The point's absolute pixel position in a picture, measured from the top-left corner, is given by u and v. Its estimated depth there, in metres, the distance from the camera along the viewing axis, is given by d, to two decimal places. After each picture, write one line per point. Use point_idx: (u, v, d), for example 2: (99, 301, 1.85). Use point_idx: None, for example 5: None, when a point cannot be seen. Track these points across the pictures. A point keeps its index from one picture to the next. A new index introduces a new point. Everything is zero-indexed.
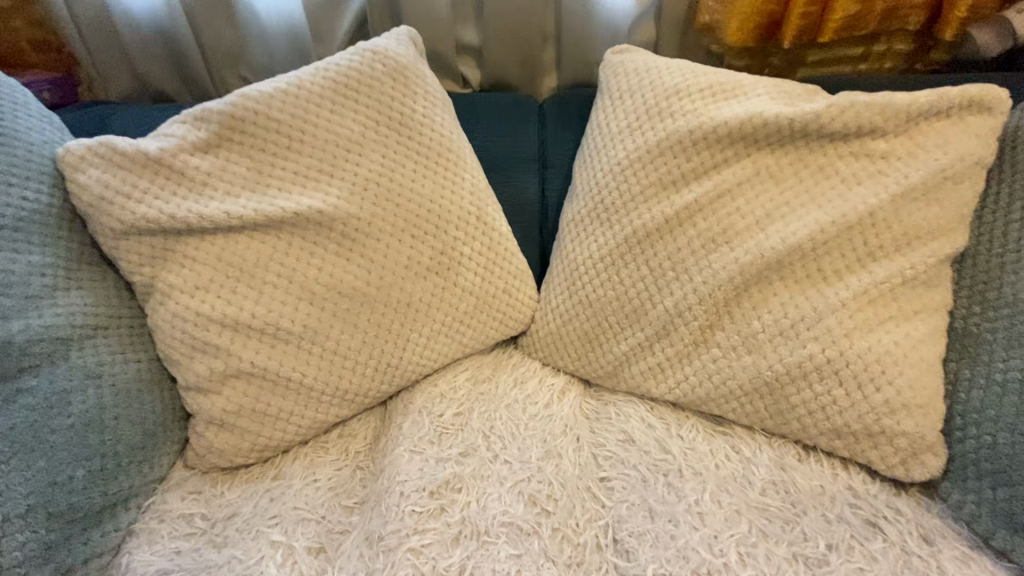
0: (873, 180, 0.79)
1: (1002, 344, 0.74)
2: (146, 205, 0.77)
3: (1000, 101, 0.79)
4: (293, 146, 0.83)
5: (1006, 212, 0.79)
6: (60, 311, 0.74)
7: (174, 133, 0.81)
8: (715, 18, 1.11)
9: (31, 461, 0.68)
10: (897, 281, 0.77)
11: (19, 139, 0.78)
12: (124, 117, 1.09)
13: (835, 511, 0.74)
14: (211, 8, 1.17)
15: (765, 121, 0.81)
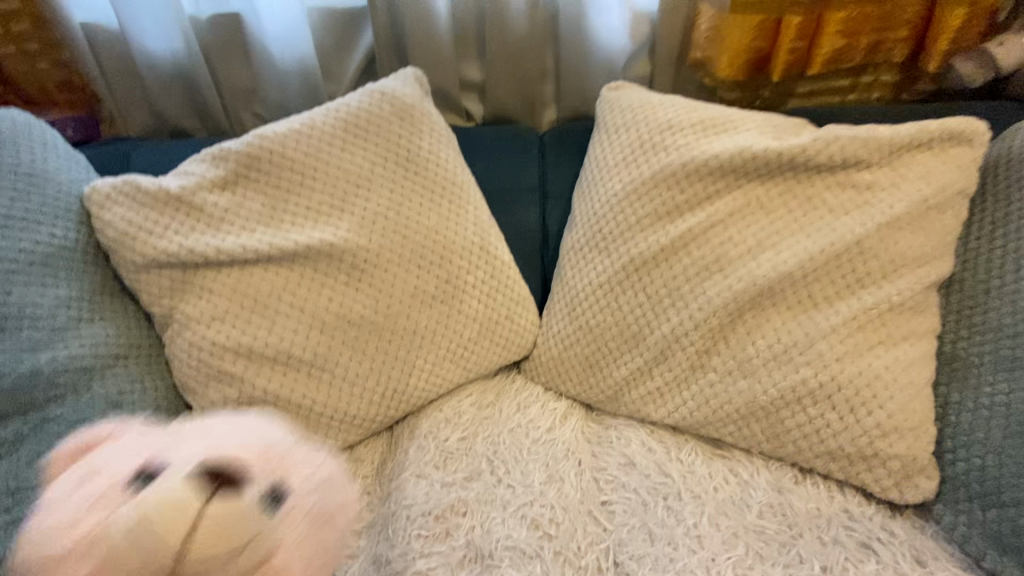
0: (859, 210, 0.82)
1: (988, 367, 0.76)
2: (167, 240, 0.82)
3: (979, 134, 0.83)
4: (305, 183, 0.87)
5: (989, 239, 0.82)
6: (84, 341, 0.77)
7: (193, 171, 0.86)
8: (707, 54, 1.16)
9: None
10: (885, 307, 0.79)
11: (49, 180, 0.82)
12: (143, 152, 1.15)
13: (830, 533, 0.76)
14: (229, 49, 1.24)
15: (754, 155, 0.85)
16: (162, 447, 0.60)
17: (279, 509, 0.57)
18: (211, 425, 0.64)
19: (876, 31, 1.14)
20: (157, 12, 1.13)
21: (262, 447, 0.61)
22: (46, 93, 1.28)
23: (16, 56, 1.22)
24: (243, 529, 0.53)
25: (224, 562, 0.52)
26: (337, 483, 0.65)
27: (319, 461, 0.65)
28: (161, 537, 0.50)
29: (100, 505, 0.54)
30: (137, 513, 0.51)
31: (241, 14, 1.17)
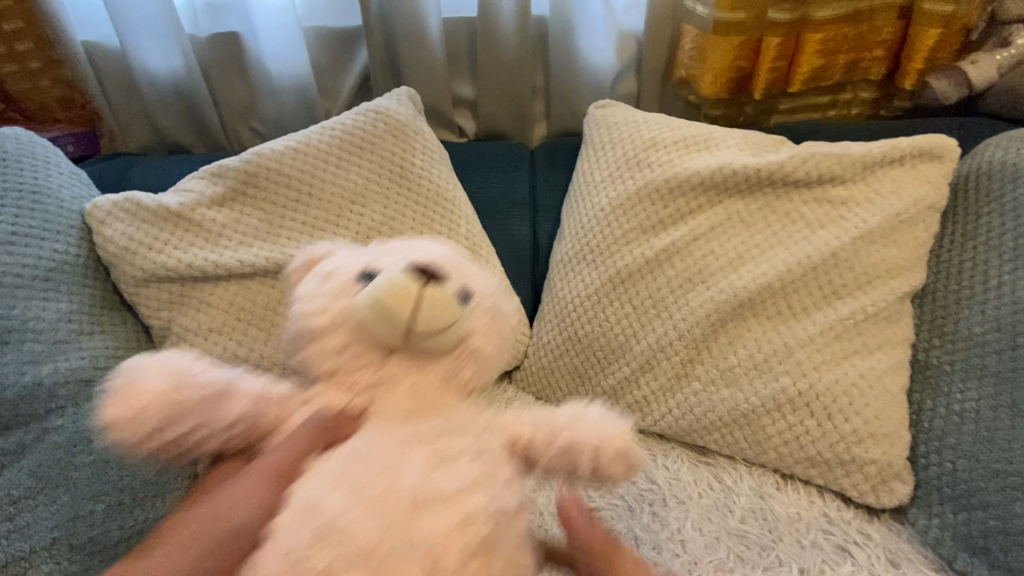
0: (835, 224, 0.86)
1: (959, 375, 0.80)
2: (166, 255, 0.84)
3: (948, 151, 0.87)
4: (301, 199, 0.90)
5: (960, 251, 0.85)
6: (84, 354, 0.79)
7: (192, 188, 0.89)
8: (691, 72, 1.21)
9: (56, 495, 0.72)
10: (861, 317, 0.83)
11: (52, 197, 0.85)
12: (142, 168, 1.17)
13: (809, 537, 0.78)
14: (228, 68, 1.28)
15: (734, 171, 0.89)
16: (367, 255, 0.63)
17: (476, 301, 0.60)
18: (391, 246, 0.65)
19: (853, 50, 1.18)
20: (160, 33, 1.16)
21: (448, 258, 0.62)
22: (47, 110, 1.30)
23: (19, 74, 1.24)
24: (452, 305, 0.56)
25: (437, 334, 0.56)
26: (503, 298, 0.66)
27: (491, 274, 0.67)
28: (396, 316, 0.55)
29: (333, 294, 0.59)
30: (367, 303, 0.56)
31: (241, 35, 1.21)
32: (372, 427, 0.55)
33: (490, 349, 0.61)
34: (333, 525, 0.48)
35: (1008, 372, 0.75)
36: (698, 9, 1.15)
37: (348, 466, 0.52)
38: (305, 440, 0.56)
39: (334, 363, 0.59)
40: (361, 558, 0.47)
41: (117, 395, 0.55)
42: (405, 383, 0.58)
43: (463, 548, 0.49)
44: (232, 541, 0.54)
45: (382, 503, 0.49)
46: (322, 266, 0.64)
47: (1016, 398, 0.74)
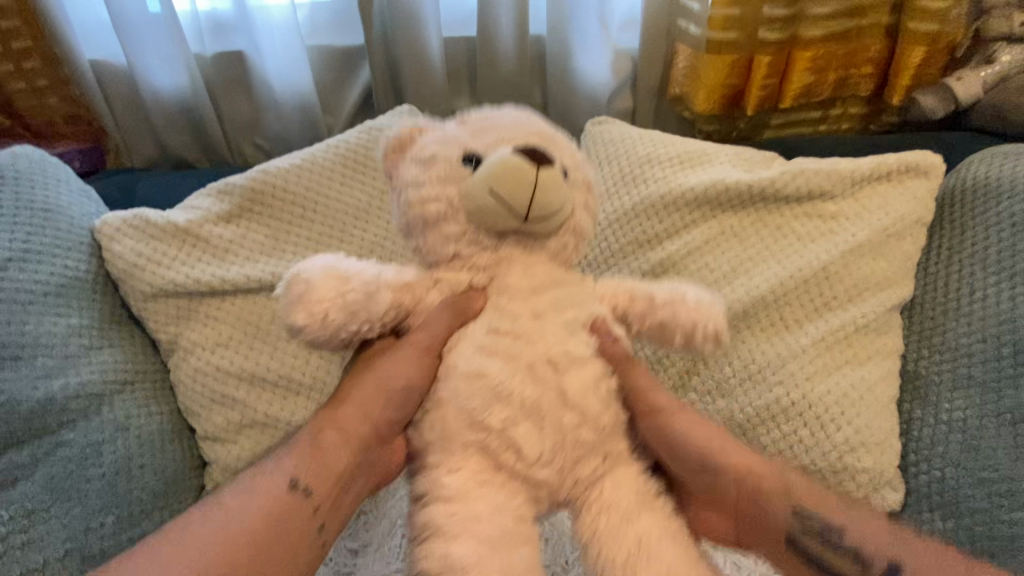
0: (825, 238, 0.89)
1: (948, 385, 0.82)
2: (174, 270, 0.86)
3: (933, 167, 0.90)
4: (306, 215, 0.93)
5: (947, 263, 0.88)
6: (94, 368, 0.81)
7: (199, 206, 0.92)
8: (684, 90, 1.25)
9: (67, 508, 0.74)
10: (852, 329, 0.85)
11: (63, 215, 0.87)
12: (148, 183, 1.19)
13: None
14: (234, 86, 1.31)
15: (727, 188, 0.91)
16: (465, 134, 0.65)
17: (571, 178, 0.66)
18: (478, 120, 0.67)
19: (842, 67, 1.22)
20: (165, 49, 1.18)
21: (536, 134, 0.66)
22: (54, 126, 1.32)
23: (26, 91, 1.27)
24: (560, 185, 0.61)
25: (544, 217, 0.61)
26: (584, 162, 0.71)
27: (570, 140, 0.71)
28: (513, 202, 0.59)
29: (441, 180, 0.62)
30: (483, 189, 0.59)
31: (246, 54, 1.23)
32: (503, 299, 0.63)
33: (588, 218, 0.68)
34: (502, 392, 0.58)
35: (993, 382, 0.78)
36: (691, 29, 1.19)
37: (496, 339, 0.61)
38: (450, 322, 0.63)
39: (459, 245, 0.64)
40: (529, 411, 0.58)
41: (289, 295, 0.62)
42: (524, 258, 0.65)
43: (598, 398, 0.61)
44: (403, 408, 0.65)
45: (531, 366, 0.59)
46: (418, 150, 0.66)
47: (1002, 407, 0.76)
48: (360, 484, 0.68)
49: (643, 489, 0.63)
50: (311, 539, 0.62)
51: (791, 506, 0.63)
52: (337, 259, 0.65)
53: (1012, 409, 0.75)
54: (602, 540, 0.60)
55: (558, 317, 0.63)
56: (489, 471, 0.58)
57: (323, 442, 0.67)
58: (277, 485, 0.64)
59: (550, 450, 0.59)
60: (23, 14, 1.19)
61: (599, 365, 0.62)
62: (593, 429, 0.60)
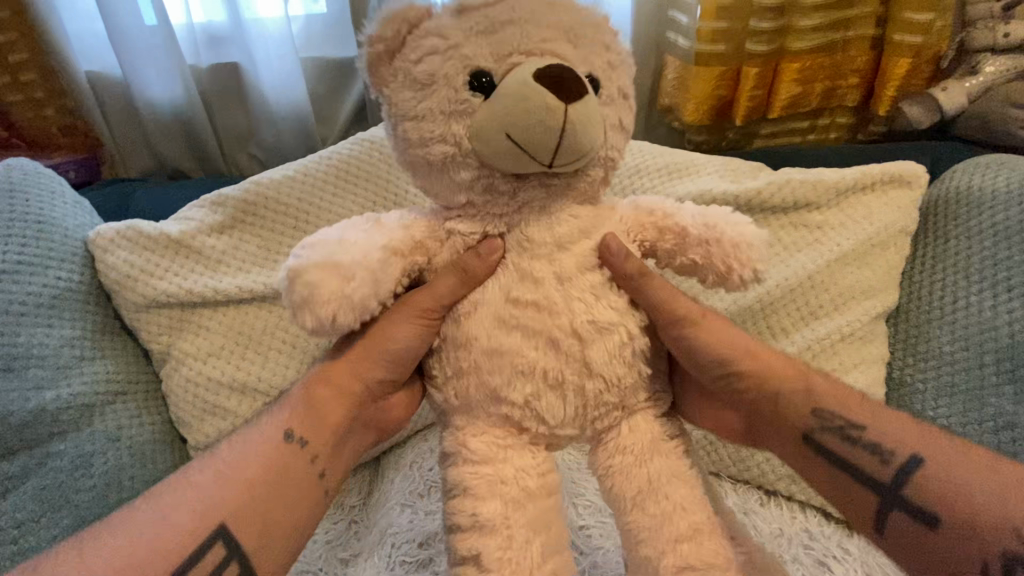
0: (811, 247, 0.90)
1: (932, 392, 0.84)
2: (167, 281, 0.87)
3: (916, 177, 0.92)
4: (298, 226, 0.93)
5: (931, 272, 0.89)
6: (86, 379, 0.82)
7: (192, 216, 0.92)
8: (674, 101, 1.27)
9: (58, 519, 0.74)
10: (838, 337, 0.88)
11: (57, 225, 0.87)
12: (144, 194, 1.19)
13: (790, 551, 0.82)
14: (229, 97, 1.32)
15: (715, 198, 0.92)
16: (471, 33, 0.53)
17: (603, 92, 0.56)
18: (485, 7, 0.54)
19: (829, 78, 1.24)
20: (162, 60, 1.19)
21: (561, 30, 0.54)
22: (50, 136, 1.32)
23: (23, 103, 1.28)
24: (593, 116, 0.52)
25: (573, 155, 0.53)
26: (620, 55, 0.59)
27: (603, 21, 0.58)
28: (535, 150, 0.52)
29: (446, 115, 0.53)
30: (498, 134, 0.51)
31: (242, 66, 1.24)
32: (525, 256, 0.58)
33: (625, 135, 0.59)
34: (527, 369, 0.55)
35: (976, 390, 0.80)
36: (679, 41, 1.22)
37: (516, 310, 0.56)
38: (458, 287, 0.58)
39: (474, 193, 0.57)
40: (552, 384, 0.56)
41: (291, 294, 0.54)
42: (550, 203, 0.58)
43: (622, 363, 0.57)
44: (406, 366, 0.64)
45: (552, 334, 0.55)
46: (409, 57, 0.54)
47: (984, 415, 0.79)
48: (357, 437, 0.70)
49: (662, 432, 0.61)
50: (315, 484, 0.63)
51: (812, 408, 0.61)
52: (333, 237, 0.57)
53: (995, 416, 0.78)
54: (620, 479, 0.59)
55: (586, 282, 0.57)
56: (512, 433, 0.58)
57: (316, 394, 0.66)
58: (272, 439, 0.63)
59: (570, 418, 0.58)
60: (23, 29, 1.21)
61: (630, 327, 0.58)
62: (617, 396, 0.58)
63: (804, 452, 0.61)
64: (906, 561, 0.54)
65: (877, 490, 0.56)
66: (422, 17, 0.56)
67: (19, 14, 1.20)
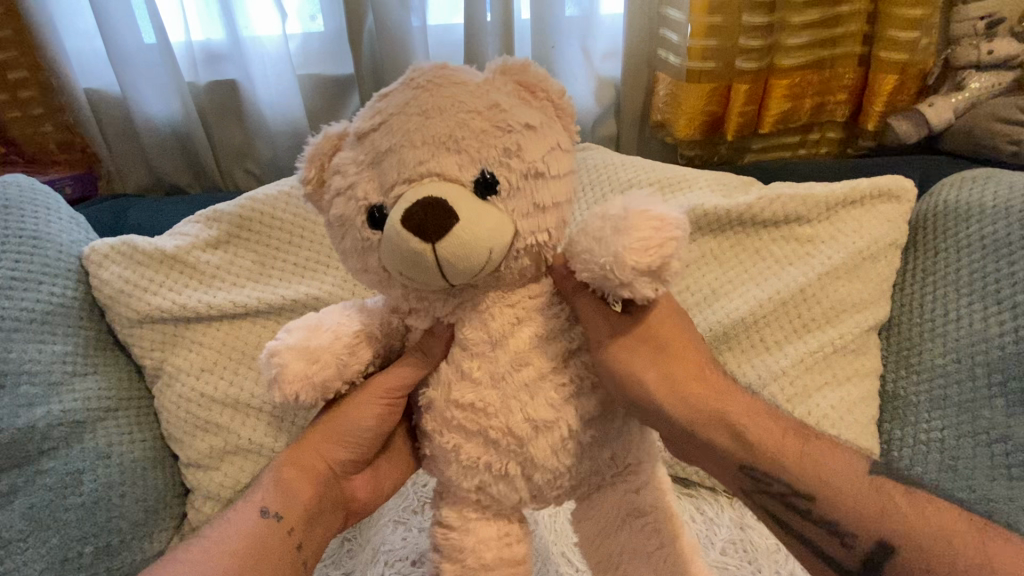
0: (802, 260, 0.92)
1: (925, 405, 0.85)
2: (161, 296, 0.87)
3: (905, 191, 0.93)
4: (293, 242, 0.94)
5: (921, 285, 0.90)
6: (77, 396, 0.81)
7: (187, 232, 0.93)
8: (666, 117, 1.28)
9: (45, 538, 0.75)
10: (830, 350, 0.89)
11: (51, 241, 0.87)
12: (137, 210, 1.19)
13: (787, 567, 0.83)
14: (226, 113, 1.33)
15: (707, 213, 0.93)
16: (364, 167, 0.51)
17: (498, 189, 0.49)
18: (372, 136, 0.51)
19: (818, 94, 1.25)
20: (160, 79, 1.21)
21: (436, 141, 0.48)
22: (48, 152, 1.33)
23: (21, 119, 1.29)
24: (471, 234, 0.46)
25: (476, 270, 0.49)
26: (520, 129, 0.50)
27: (494, 103, 0.51)
28: (426, 278, 0.49)
29: (361, 250, 0.52)
30: (396, 270, 0.50)
31: (239, 83, 1.25)
32: (463, 352, 0.54)
33: (550, 211, 0.52)
34: (471, 464, 0.54)
35: (969, 402, 0.81)
36: (670, 58, 1.24)
37: (456, 411, 0.53)
38: (417, 368, 0.56)
39: (411, 302, 0.55)
40: (499, 475, 0.54)
41: (264, 373, 0.54)
42: (480, 299, 0.54)
43: (569, 455, 0.54)
44: (373, 441, 0.64)
45: (488, 435, 0.52)
46: (329, 199, 0.53)
47: (978, 427, 0.79)
48: (329, 519, 0.67)
49: (628, 509, 0.58)
50: (292, 556, 0.61)
51: (742, 466, 0.56)
52: (312, 321, 0.57)
53: (988, 429, 0.78)
54: (588, 544, 0.61)
55: (519, 379, 0.52)
56: (476, 507, 0.57)
57: (285, 475, 0.65)
58: (248, 515, 0.62)
59: (528, 498, 0.56)
60: (23, 47, 1.23)
61: (570, 422, 0.53)
62: (572, 478, 0.55)
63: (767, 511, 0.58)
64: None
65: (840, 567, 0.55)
66: (337, 143, 0.55)
67: (18, 32, 1.21)
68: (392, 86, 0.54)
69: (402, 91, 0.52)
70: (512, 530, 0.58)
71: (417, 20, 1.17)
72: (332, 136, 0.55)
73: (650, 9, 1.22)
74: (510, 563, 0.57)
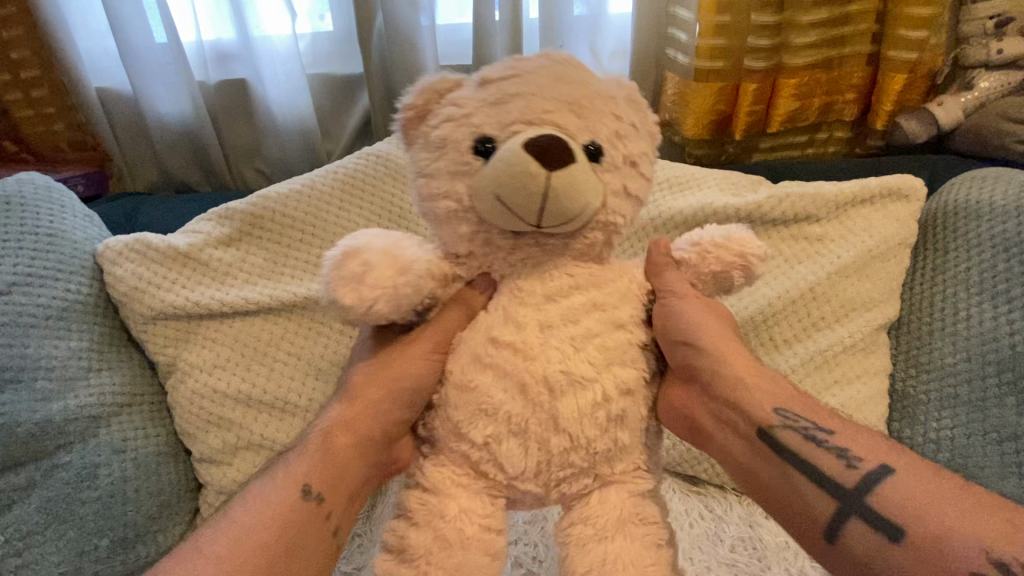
0: (811, 259, 0.92)
1: (935, 404, 0.85)
2: (175, 293, 0.88)
3: (915, 190, 0.93)
4: (304, 239, 0.95)
5: (930, 285, 0.90)
6: (93, 391, 0.82)
7: (199, 230, 0.93)
8: (674, 116, 1.28)
9: (62, 531, 0.76)
10: (839, 348, 0.89)
11: (66, 239, 0.88)
12: (149, 208, 1.20)
13: (797, 564, 0.83)
14: (236, 113, 1.35)
15: (716, 211, 0.93)
16: (485, 104, 0.55)
17: (601, 161, 0.55)
18: (502, 83, 0.56)
19: (826, 94, 1.25)
20: (171, 78, 1.22)
21: (563, 102, 0.54)
22: (59, 152, 1.35)
23: (33, 118, 1.31)
24: (580, 181, 0.51)
25: (567, 219, 0.53)
26: (629, 126, 0.58)
27: (613, 97, 0.58)
28: (522, 211, 0.52)
29: (452, 175, 0.55)
30: (488, 195, 0.52)
31: (250, 83, 1.26)
32: (512, 301, 0.57)
33: (630, 198, 0.58)
34: (490, 411, 0.54)
35: (979, 401, 0.81)
36: (678, 57, 1.24)
37: (494, 351, 0.55)
38: (460, 322, 0.60)
39: (473, 245, 0.58)
40: (514, 430, 0.54)
41: (340, 270, 0.55)
42: (545, 260, 0.58)
43: (594, 426, 0.54)
44: (409, 405, 0.63)
45: (521, 378, 0.53)
46: (434, 124, 0.57)
47: (988, 426, 0.79)
48: (370, 484, 0.67)
49: (633, 513, 0.57)
50: (327, 541, 0.63)
51: (773, 407, 0.59)
52: (395, 241, 0.58)
53: (998, 427, 0.78)
54: (576, 552, 0.56)
55: (566, 332, 0.55)
56: (469, 475, 0.57)
57: (334, 439, 0.66)
58: (287, 495, 0.63)
59: (533, 470, 0.55)
60: (35, 47, 1.24)
61: (607, 386, 0.54)
62: (584, 456, 0.55)
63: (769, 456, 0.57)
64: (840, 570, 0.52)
65: (839, 495, 0.53)
66: (452, 88, 0.60)
67: (30, 33, 1.22)
68: (531, 54, 0.59)
69: (540, 59, 0.58)
70: (495, 515, 0.57)
71: (426, 19, 1.17)
72: (451, 79, 0.60)
73: (658, 9, 1.22)
74: (487, 551, 0.56)
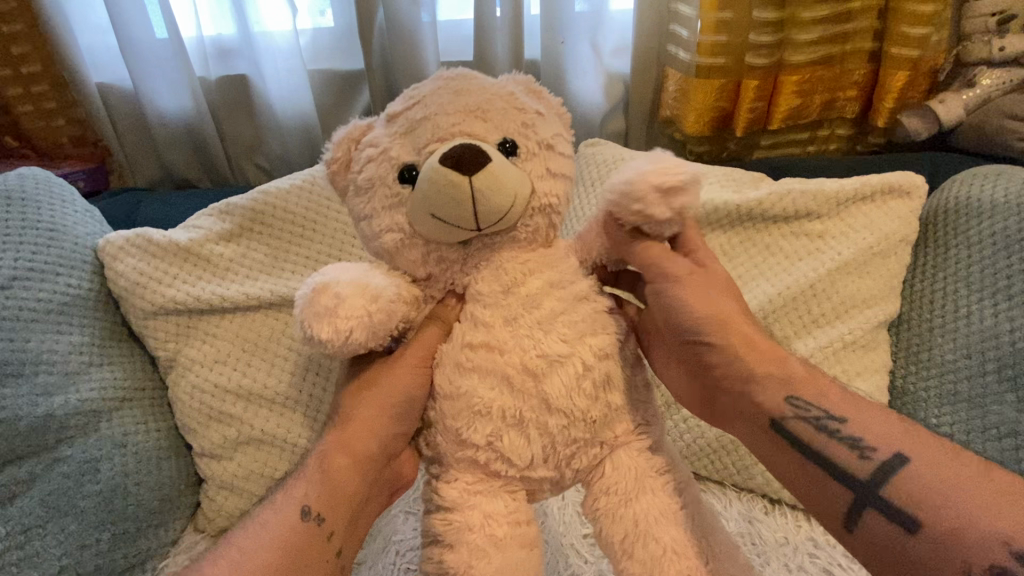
0: (811, 256, 0.92)
1: (935, 400, 0.85)
2: (175, 288, 0.88)
3: (916, 187, 0.92)
4: (304, 235, 0.95)
5: (931, 283, 0.90)
6: (94, 385, 0.82)
7: (201, 225, 0.93)
8: (675, 113, 1.28)
9: (64, 524, 0.76)
10: (839, 344, 0.89)
11: (67, 234, 0.87)
12: (150, 204, 1.20)
13: (797, 560, 0.83)
14: (237, 110, 1.34)
15: (716, 208, 0.93)
16: (396, 137, 0.56)
17: (518, 154, 0.55)
18: (404, 112, 0.57)
19: (827, 91, 1.25)
20: (171, 74, 1.21)
21: (468, 111, 0.55)
22: (60, 147, 1.35)
23: (33, 113, 1.30)
24: (501, 176, 0.51)
25: (502, 216, 0.53)
26: (534, 113, 0.58)
27: (511, 92, 0.58)
28: (458, 221, 0.53)
29: (387, 208, 0.56)
30: (425, 215, 0.53)
31: (250, 79, 1.25)
32: (476, 305, 0.57)
33: (558, 180, 0.58)
34: (483, 410, 0.54)
35: (979, 397, 0.81)
36: (680, 54, 1.24)
37: (471, 353, 0.55)
38: (437, 339, 0.61)
39: (429, 266, 0.58)
40: (513, 423, 0.54)
41: (312, 306, 0.54)
42: (494, 256, 0.58)
43: (584, 397, 0.54)
44: (400, 420, 0.64)
45: (505, 373, 0.54)
46: (357, 169, 0.58)
47: (988, 423, 0.79)
48: (372, 503, 0.70)
49: (648, 467, 0.57)
50: (331, 562, 0.64)
51: (785, 397, 0.58)
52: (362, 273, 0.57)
53: (998, 424, 0.78)
54: (608, 521, 0.57)
55: (533, 318, 0.55)
56: (484, 480, 0.56)
57: (331, 465, 0.66)
58: (290, 516, 0.64)
59: (541, 457, 0.55)
60: (37, 42, 1.24)
61: (584, 356, 0.54)
62: (586, 438, 0.55)
63: (784, 449, 0.57)
64: (874, 562, 0.52)
65: (850, 486, 0.53)
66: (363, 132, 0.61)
67: (31, 28, 1.22)
68: (422, 79, 0.60)
69: (428, 83, 0.59)
70: (521, 508, 0.57)
71: (426, 15, 1.17)
72: (360, 125, 0.61)
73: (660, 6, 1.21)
74: (521, 546, 0.56)
